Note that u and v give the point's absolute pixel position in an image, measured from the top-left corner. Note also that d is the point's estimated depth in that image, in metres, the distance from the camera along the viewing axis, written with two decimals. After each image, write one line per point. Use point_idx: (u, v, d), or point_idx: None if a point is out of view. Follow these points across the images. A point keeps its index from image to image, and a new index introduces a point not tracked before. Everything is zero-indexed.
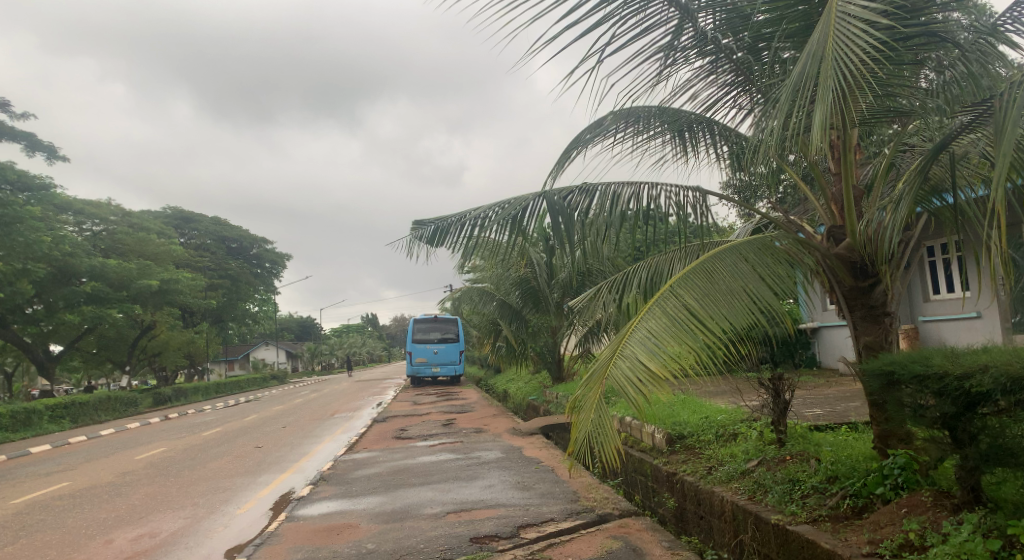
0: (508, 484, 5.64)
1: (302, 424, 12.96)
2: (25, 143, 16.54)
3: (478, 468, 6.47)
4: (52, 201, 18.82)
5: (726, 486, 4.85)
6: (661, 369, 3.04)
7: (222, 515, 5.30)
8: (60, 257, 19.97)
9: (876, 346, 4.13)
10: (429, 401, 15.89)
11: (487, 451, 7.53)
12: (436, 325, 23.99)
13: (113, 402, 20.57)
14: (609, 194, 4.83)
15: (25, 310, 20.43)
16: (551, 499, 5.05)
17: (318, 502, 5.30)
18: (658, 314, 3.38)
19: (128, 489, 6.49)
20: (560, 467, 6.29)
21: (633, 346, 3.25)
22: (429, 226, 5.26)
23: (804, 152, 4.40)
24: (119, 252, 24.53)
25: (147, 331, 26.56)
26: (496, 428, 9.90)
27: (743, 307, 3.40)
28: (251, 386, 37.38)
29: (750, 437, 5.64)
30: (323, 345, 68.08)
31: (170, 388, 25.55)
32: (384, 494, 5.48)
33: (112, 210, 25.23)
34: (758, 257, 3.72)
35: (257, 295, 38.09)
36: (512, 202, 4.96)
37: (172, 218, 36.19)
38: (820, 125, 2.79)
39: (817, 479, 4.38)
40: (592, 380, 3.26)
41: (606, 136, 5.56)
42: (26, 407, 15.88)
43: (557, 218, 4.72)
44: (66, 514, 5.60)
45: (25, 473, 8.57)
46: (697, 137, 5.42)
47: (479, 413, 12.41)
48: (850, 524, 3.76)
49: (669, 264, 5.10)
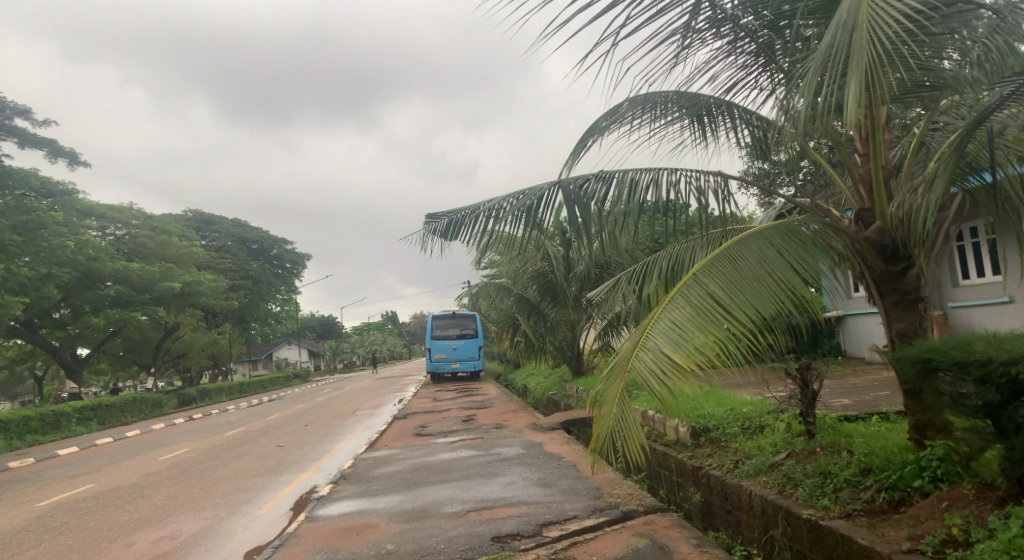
0: (530, 481, 5.55)
1: (323, 422, 13.00)
2: (47, 150, 16.79)
3: (498, 465, 6.38)
4: (75, 206, 19.10)
5: (755, 480, 4.70)
6: (686, 361, 2.91)
7: (242, 516, 5.28)
8: (85, 261, 20.29)
9: (909, 333, 3.93)
10: (449, 397, 15.86)
11: (507, 448, 7.45)
12: (454, 321, 23.96)
13: (139, 404, 20.91)
14: (627, 181, 4.67)
15: (52, 315, 20.85)
16: (573, 496, 4.94)
17: (338, 501, 5.26)
18: (681, 304, 3.24)
19: (151, 491, 6.52)
20: (582, 463, 6.18)
21: (655, 337, 3.11)
22: (443, 219, 5.18)
23: (829, 134, 4.24)
24: (141, 255, 24.90)
25: (171, 333, 26.98)
26: (516, 423, 9.81)
27: (770, 295, 3.25)
28: (275, 385, 37.84)
29: (777, 429, 5.46)
30: (345, 344, 68.75)
31: (195, 389, 25.94)
32: (404, 492, 5.42)
33: (134, 213, 25.58)
34: (785, 242, 3.56)
35: (278, 295, 38.50)
36: (526, 192, 4.84)
37: (193, 221, 36.63)
38: (853, 102, 2.64)
39: (850, 472, 4.19)
40: (614, 373, 3.13)
41: (622, 123, 5.43)
42: (55, 410, 16.19)
43: (574, 207, 4.60)
44: (89, 517, 5.62)
45: (51, 475, 8.68)
46: (716, 121, 5.25)
47: (499, 409, 12.33)
48: (888, 519, 3.59)
49: (690, 253, 4.96)
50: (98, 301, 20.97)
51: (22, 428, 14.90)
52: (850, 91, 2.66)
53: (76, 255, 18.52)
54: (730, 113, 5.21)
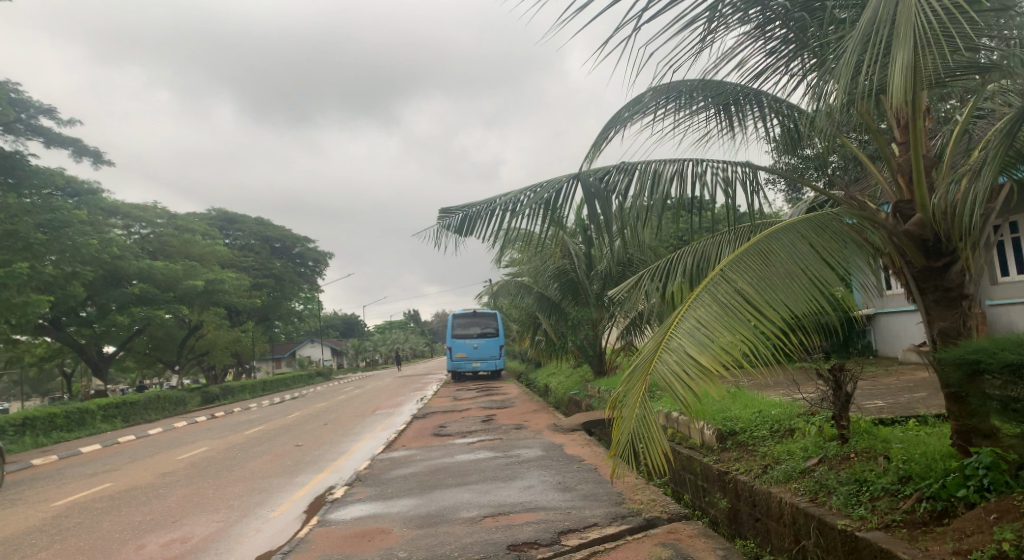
0: (549, 484, 5.37)
1: (343, 421, 12.98)
2: (72, 149, 17.05)
3: (517, 468, 6.23)
4: (99, 205, 19.38)
5: (785, 486, 4.47)
6: (713, 363, 2.71)
7: (255, 518, 5.21)
8: (111, 259, 20.61)
9: (952, 333, 3.64)
10: (470, 397, 15.75)
11: (526, 449, 7.27)
12: (475, 320, 23.90)
13: (163, 402, 21.16)
14: (650, 173, 4.47)
15: (78, 312, 21.25)
16: (594, 502, 4.76)
17: (352, 505, 5.16)
18: (707, 301, 3.04)
19: (166, 491, 6.50)
20: (604, 466, 5.99)
21: (679, 337, 2.91)
22: (457, 215, 5.00)
23: (866, 122, 4.00)
24: (166, 254, 25.28)
25: (195, 331, 27.34)
26: (536, 424, 9.65)
27: (803, 292, 3.03)
28: (297, 383, 38.16)
29: (808, 433, 5.20)
30: (367, 342, 69.26)
31: (217, 387, 26.25)
32: (419, 496, 5.29)
33: (159, 213, 25.96)
34: (820, 237, 3.33)
35: (302, 294, 38.86)
36: (545, 185, 4.68)
37: (216, 220, 37.08)
38: (898, 81, 2.43)
39: (889, 480, 3.91)
40: (635, 376, 2.94)
41: (645, 114, 5.21)
42: (80, 407, 16.44)
43: (594, 202, 4.43)
44: (103, 517, 5.61)
45: (72, 473, 8.75)
46: (745, 110, 5.02)
47: (520, 409, 12.17)
48: (930, 532, 3.31)
49: (716, 249, 4.76)
50: (123, 299, 21.31)
51: (48, 425, 15.16)
52: (895, 71, 2.46)
53: (101, 254, 18.79)
54: (758, 101, 4.99)
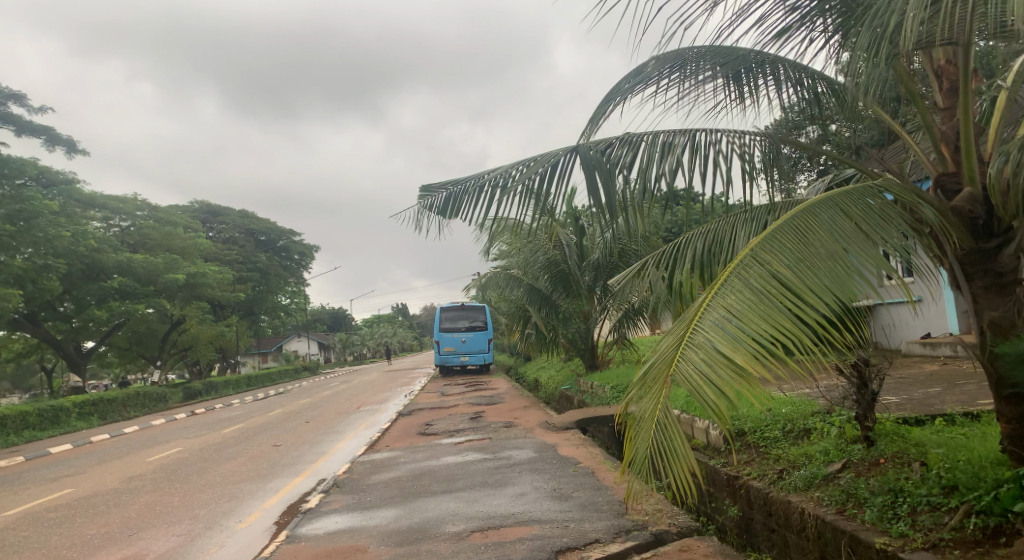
0: (543, 492, 4.88)
1: (325, 418, 12.41)
2: (45, 138, 16.29)
3: (509, 472, 5.73)
4: (74, 196, 18.55)
5: (806, 495, 4.03)
6: (751, 362, 2.21)
7: (219, 531, 4.68)
8: (88, 253, 19.90)
9: (1005, 324, 3.17)
10: (458, 392, 15.24)
11: (518, 450, 6.78)
12: (464, 313, 23.37)
13: (142, 398, 20.48)
14: (658, 145, 3.96)
15: (56, 307, 20.50)
16: (594, 513, 4.28)
17: (327, 515, 4.65)
18: (737, 288, 2.55)
19: (128, 498, 5.95)
20: (602, 471, 5.51)
21: (706, 330, 2.42)
22: (440, 193, 4.46)
23: (904, 84, 3.53)
24: (147, 248, 24.52)
25: (178, 326, 26.61)
26: (527, 421, 9.18)
27: (852, 276, 2.52)
28: (283, 378, 37.50)
29: (827, 434, 4.76)
30: (356, 336, 68.52)
31: (200, 383, 25.56)
32: (402, 506, 4.79)
33: (139, 204, 25.14)
34: (865, 213, 2.83)
35: (289, 288, 38.25)
36: (538, 159, 4.17)
37: (199, 213, 36.19)
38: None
39: (929, 491, 3.46)
40: (651, 378, 2.45)
41: (647, 84, 4.74)
42: (54, 404, 15.76)
43: (594, 175, 3.86)
44: (54, 528, 5.06)
45: (33, 477, 8.16)
46: (758, 78, 4.52)
47: (509, 405, 11.70)
48: (989, 555, 2.85)
49: (731, 232, 4.26)
50: (102, 293, 20.53)
51: (20, 424, 14.48)
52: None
53: (77, 246, 18.00)
54: (774, 69, 4.51)
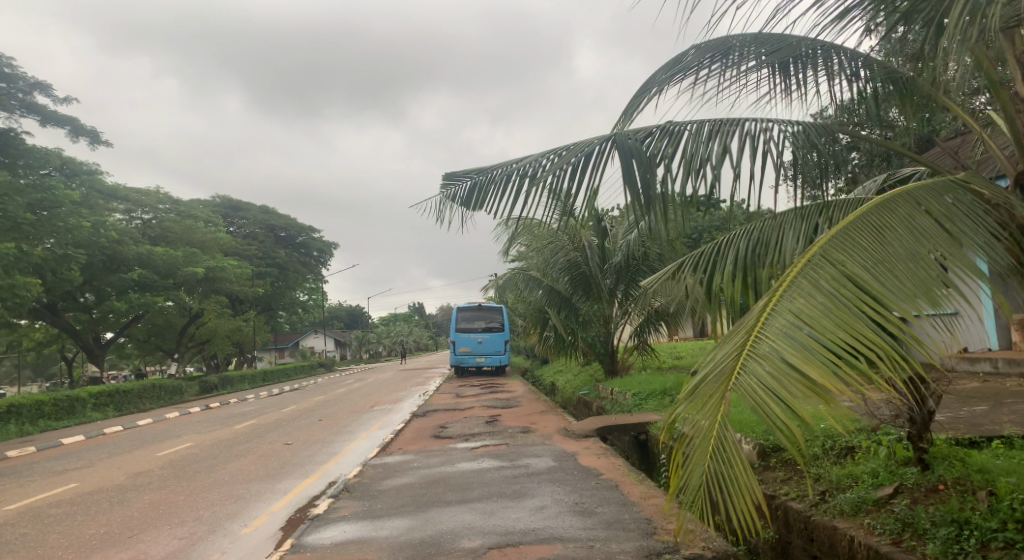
0: (564, 507, 4.57)
1: (338, 417, 12.18)
2: (70, 128, 16.30)
3: (527, 482, 5.43)
4: (97, 186, 18.55)
5: (854, 521, 3.69)
6: (828, 378, 1.92)
7: (221, 536, 4.44)
8: (109, 244, 19.98)
9: None
10: (473, 394, 14.99)
11: (536, 458, 6.47)
12: (481, 314, 23.12)
13: (157, 391, 20.48)
14: (701, 136, 3.64)
15: (77, 298, 20.58)
16: (619, 532, 3.96)
17: (335, 524, 4.38)
18: (805, 292, 2.25)
19: (133, 496, 5.76)
20: (627, 484, 5.20)
21: (771, 338, 2.12)
22: (464, 182, 4.20)
23: (981, 71, 3.20)
24: (168, 240, 24.58)
25: (196, 319, 26.67)
26: (545, 427, 8.86)
27: (937, 282, 2.20)
28: (299, 373, 37.61)
29: (874, 454, 4.41)
30: (372, 334, 68.72)
31: (216, 377, 25.60)
32: (414, 516, 4.50)
33: (161, 198, 25.28)
34: (948, 209, 2.51)
35: (307, 285, 38.45)
36: (571, 148, 3.87)
37: (221, 207, 36.43)
38: None
39: (1000, 525, 3.11)
40: (705, 391, 2.16)
41: (686, 74, 4.45)
42: (70, 395, 15.76)
43: (632, 166, 3.56)
44: (53, 526, 4.86)
45: (41, 469, 8.02)
46: (808, 68, 4.17)
47: (525, 409, 11.38)
48: None
49: (777, 233, 3.96)
50: (121, 284, 20.59)
51: (35, 413, 14.47)
52: None
53: (97, 237, 18.00)
54: (825, 58, 4.17)
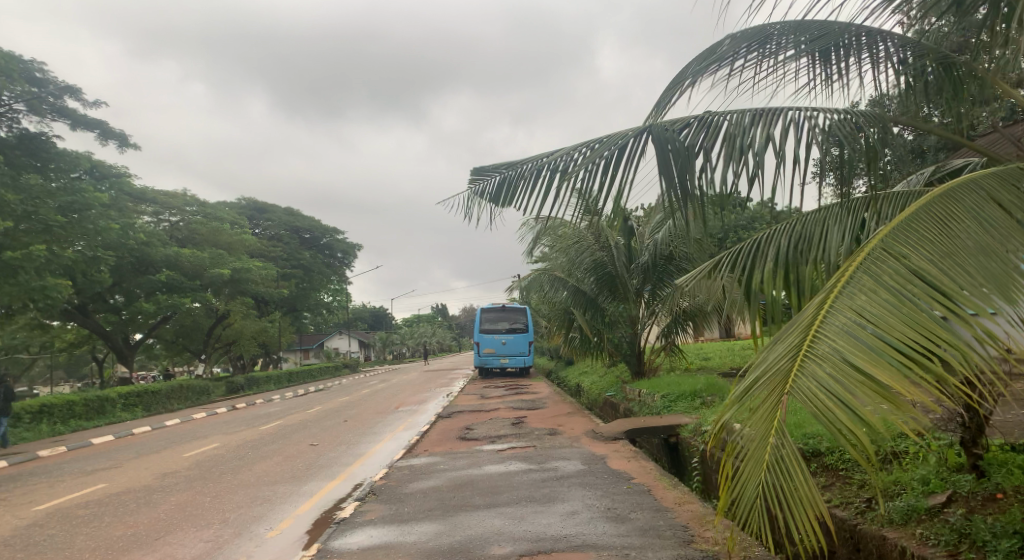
0: (596, 512, 4.44)
1: (363, 418, 12.17)
2: (99, 131, 16.60)
3: (557, 485, 5.30)
4: (126, 189, 18.82)
5: (905, 531, 3.48)
6: (898, 380, 1.79)
7: (247, 539, 4.39)
8: (137, 246, 20.31)
9: None
10: (497, 395, 14.87)
11: (564, 461, 6.34)
12: (504, 314, 23.03)
13: (185, 391, 20.76)
14: (739, 127, 3.49)
15: (107, 299, 20.94)
16: (655, 540, 3.81)
17: (362, 528, 4.31)
18: (866, 288, 2.12)
19: (160, 497, 5.76)
20: (659, 489, 5.04)
21: (832, 338, 2.00)
22: (493, 178, 4.11)
23: None
24: (195, 242, 24.97)
25: (223, 320, 27.01)
26: (572, 429, 8.71)
27: (1013, 276, 2.05)
28: (324, 374, 37.95)
29: (925, 460, 4.20)
30: (396, 335, 69.17)
31: (242, 377, 25.90)
32: (442, 520, 4.41)
33: (188, 200, 25.66)
34: (1020, 197, 2.33)
35: (331, 286, 38.79)
36: (604, 141, 3.74)
37: (247, 209, 36.89)
38: None
39: None
40: (758, 397, 2.07)
41: (721, 65, 4.29)
42: (100, 395, 16.01)
43: (668, 159, 3.43)
44: (81, 527, 4.86)
45: (71, 469, 8.11)
46: (851, 55, 3.99)
47: (551, 411, 11.23)
48: None
49: (821, 229, 3.79)
50: (149, 286, 20.95)
51: (66, 413, 14.74)
52: None
53: (126, 239, 18.27)
54: (870, 42, 3.98)
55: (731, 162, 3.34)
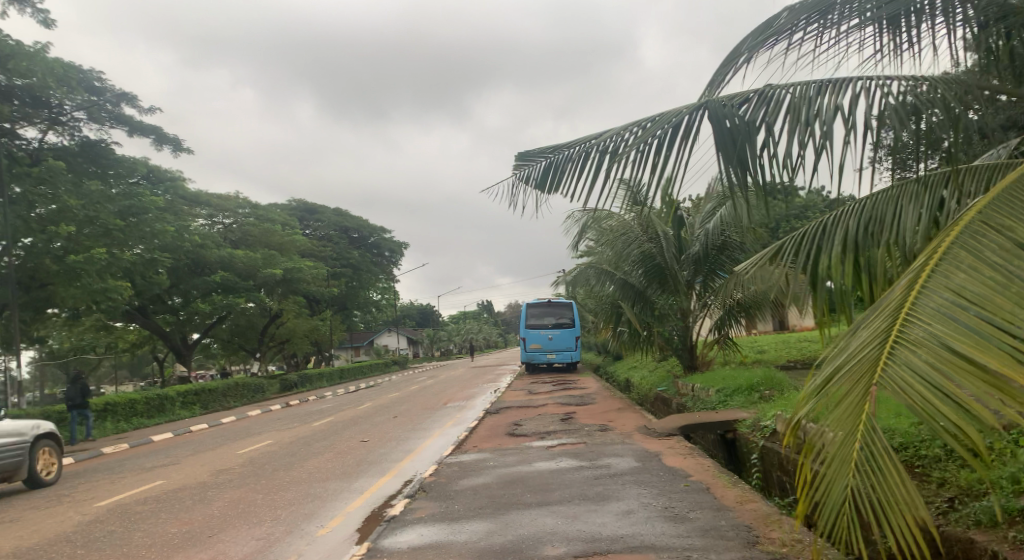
0: (653, 511, 4.24)
1: (412, 414, 12.21)
2: (155, 137, 17.21)
3: (610, 483, 5.12)
4: (180, 192, 19.42)
5: (994, 533, 3.16)
6: (1011, 367, 1.59)
7: (298, 537, 4.38)
8: (193, 248, 21.03)
9: None
10: (545, 391, 14.72)
11: (617, 458, 6.15)
12: (551, 309, 22.83)
13: (240, 389, 21.40)
14: (803, 99, 3.24)
15: (166, 300, 21.74)
16: (718, 541, 3.59)
17: (412, 526, 4.23)
18: (962, 273, 1.94)
19: (215, 494, 5.85)
20: (718, 487, 4.80)
21: (927, 325, 1.82)
22: (539, 162, 3.96)
23: None
24: (247, 243, 25.71)
25: (276, 319, 27.72)
26: (624, 425, 8.49)
27: None
28: (374, 370, 38.60)
29: (1015, 457, 3.82)
30: (443, 332, 69.87)
31: (295, 375, 26.55)
32: (492, 519, 4.29)
33: (240, 203, 26.42)
34: None
35: (379, 284, 39.38)
36: (657, 120, 3.55)
37: (297, 210, 37.77)
38: None
39: None
40: (843, 388, 1.87)
41: (779, 38, 4.01)
42: (160, 394, 16.60)
43: (726, 135, 3.21)
44: (139, 523, 4.96)
45: (132, 465, 8.37)
46: (924, 19, 3.67)
47: (601, 406, 11.01)
48: None
49: (896, 209, 3.49)
50: (205, 286, 21.65)
51: (128, 411, 15.34)
52: None
53: (182, 241, 18.88)
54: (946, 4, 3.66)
55: (796, 131, 3.10)
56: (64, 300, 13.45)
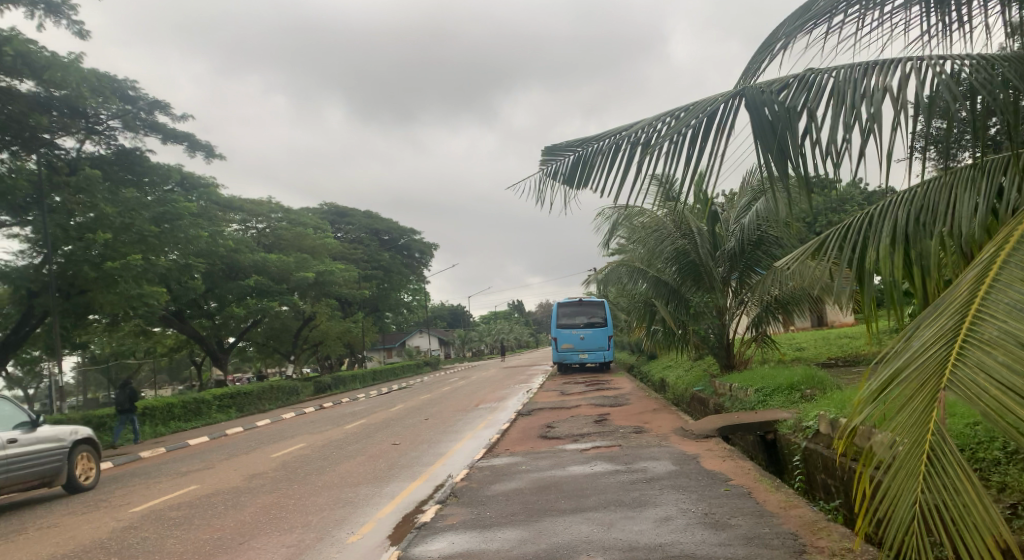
0: (693, 519, 4.06)
1: (443, 416, 12.16)
2: (188, 143, 17.55)
3: (647, 488, 4.94)
4: (213, 198, 19.74)
5: None
6: None
7: (327, 544, 4.32)
8: (227, 253, 21.40)
9: None
10: (578, 392, 14.53)
11: (653, 461, 5.95)
12: (582, 308, 22.56)
13: (275, 392, 21.71)
14: (847, 82, 3.03)
15: (203, 305, 22.19)
16: (764, 551, 3.40)
17: (442, 534, 4.13)
18: None
19: (246, 499, 5.86)
20: (761, 491, 4.58)
21: (999, 322, 1.64)
22: (567, 157, 3.82)
23: None
24: (280, 247, 26.09)
25: (309, 322, 28.09)
26: (659, 427, 8.27)
27: None
28: (406, 372, 38.85)
29: None
30: (474, 332, 70.04)
31: (329, 377, 26.85)
32: (525, 526, 4.17)
33: (273, 208, 26.84)
34: None
35: (410, 286, 39.60)
36: (690, 109, 3.37)
37: (328, 214, 38.22)
38: None
39: None
40: (906, 389, 1.70)
41: (818, 21, 3.78)
42: (196, 398, 16.92)
43: (765, 123, 3.02)
44: (172, 529, 4.98)
45: (169, 470, 8.49)
46: None
47: (635, 407, 10.78)
48: None
49: (951, 197, 3.23)
50: (239, 290, 22.03)
51: (167, 415, 15.67)
52: None
53: (216, 246, 19.22)
54: None
55: (841, 115, 2.89)
56: (103, 306, 13.81)
